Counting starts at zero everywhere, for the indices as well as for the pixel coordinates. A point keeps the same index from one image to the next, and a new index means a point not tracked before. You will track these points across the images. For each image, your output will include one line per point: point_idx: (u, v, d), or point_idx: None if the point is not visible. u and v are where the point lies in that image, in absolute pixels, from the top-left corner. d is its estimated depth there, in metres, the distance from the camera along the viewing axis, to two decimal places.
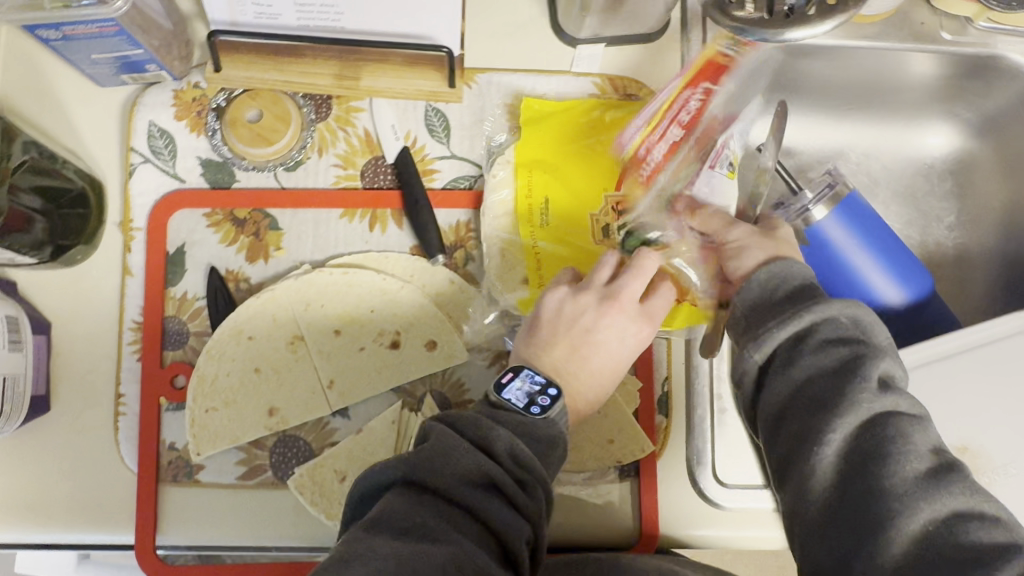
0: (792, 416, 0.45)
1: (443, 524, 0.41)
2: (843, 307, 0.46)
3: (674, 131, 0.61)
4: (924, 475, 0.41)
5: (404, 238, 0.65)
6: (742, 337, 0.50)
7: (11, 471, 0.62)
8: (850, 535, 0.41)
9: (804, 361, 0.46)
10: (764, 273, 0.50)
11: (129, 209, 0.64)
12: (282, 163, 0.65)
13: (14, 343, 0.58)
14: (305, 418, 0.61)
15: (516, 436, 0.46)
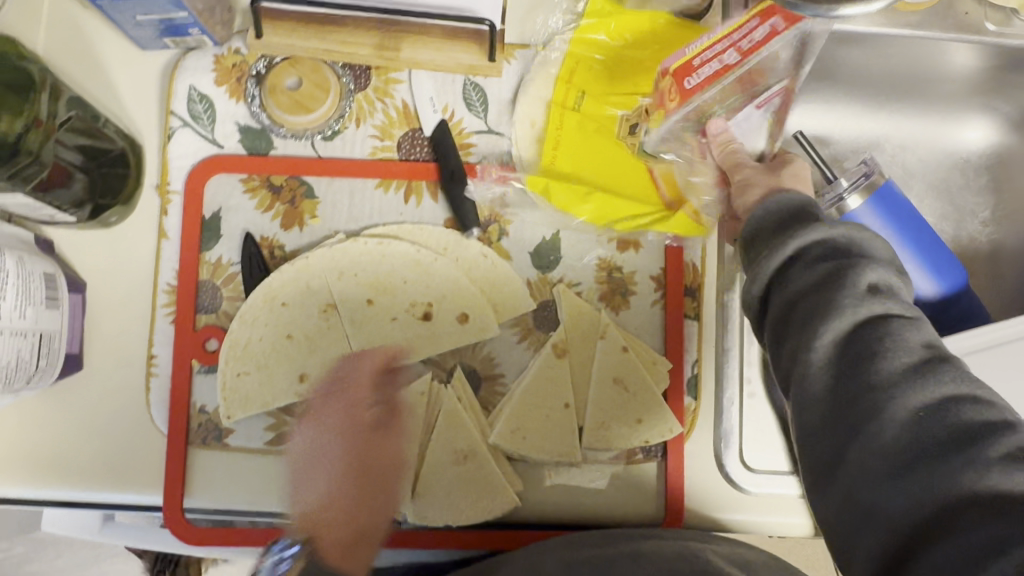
0: (789, 328, 0.43)
1: None
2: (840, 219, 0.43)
3: (729, 56, 0.51)
4: (915, 369, 0.39)
5: (439, 211, 0.65)
6: (749, 253, 0.47)
7: (42, 427, 0.62)
8: (845, 432, 0.39)
9: (797, 275, 0.43)
10: (782, 199, 0.47)
11: (166, 172, 0.64)
12: (320, 132, 0.65)
13: (51, 301, 0.58)
14: None
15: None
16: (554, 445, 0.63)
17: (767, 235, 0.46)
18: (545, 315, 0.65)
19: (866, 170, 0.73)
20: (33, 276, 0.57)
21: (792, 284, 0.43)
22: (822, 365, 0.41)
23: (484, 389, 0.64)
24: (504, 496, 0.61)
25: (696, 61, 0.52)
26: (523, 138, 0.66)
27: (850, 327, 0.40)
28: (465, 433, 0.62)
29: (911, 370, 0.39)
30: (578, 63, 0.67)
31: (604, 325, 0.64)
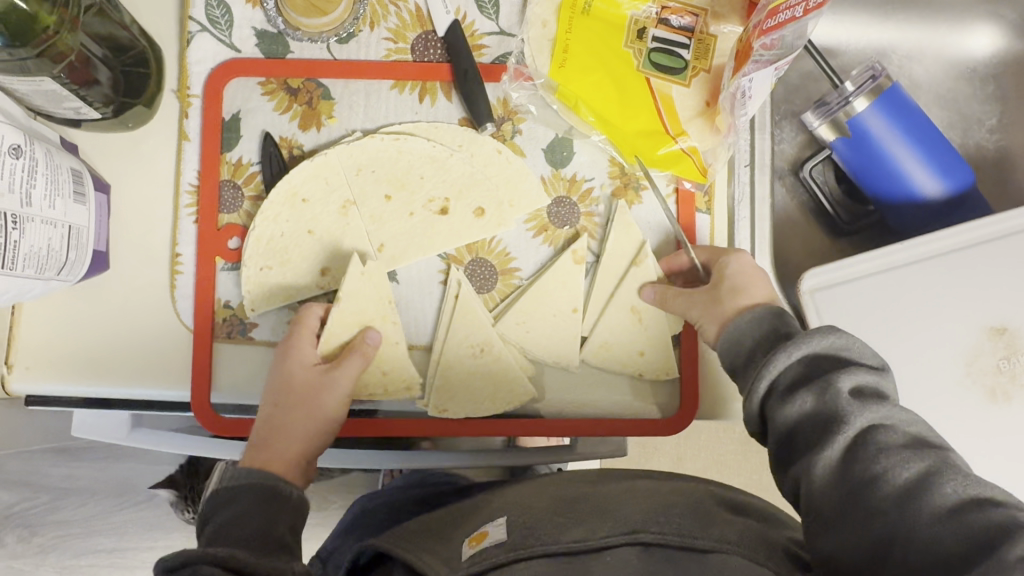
0: (801, 437, 0.44)
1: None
2: (827, 331, 0.46)
3: (796, 11, 0.55)
4: (908, 449, 0.40)
5: (453, 110, 0.66)
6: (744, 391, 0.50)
7: (71, 324, 0.64)
8: (860, 538, 0.40)
9: (794, 395, 0.45)
10: (741, 328, 0.53)
11: (186, 76, 0.65)
12: (334, 35, 0.66)
13: (78, 196, 0.60)
14: (356, 280, 0.63)
15: (256, 508, 0.51)
16: (566, 334, 0.64)
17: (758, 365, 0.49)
18: (560, 211, 0.66)
19: (873, 74, 0.74)
20: (61, 169, 0.58)
21: (780, 414, 0.45)
22: (821, 476, 0.42)
23: (499, 283, 0.65)
24: (520, 389, 0.63)
25: (780, 9, 0.54)
26: (535, 37, 0.66)
27: (848, 447, 0.42)
28: (479, 326, 0.63)
29: (906, 455, 0.40)
30: None
31: (641, 250, 0.65)
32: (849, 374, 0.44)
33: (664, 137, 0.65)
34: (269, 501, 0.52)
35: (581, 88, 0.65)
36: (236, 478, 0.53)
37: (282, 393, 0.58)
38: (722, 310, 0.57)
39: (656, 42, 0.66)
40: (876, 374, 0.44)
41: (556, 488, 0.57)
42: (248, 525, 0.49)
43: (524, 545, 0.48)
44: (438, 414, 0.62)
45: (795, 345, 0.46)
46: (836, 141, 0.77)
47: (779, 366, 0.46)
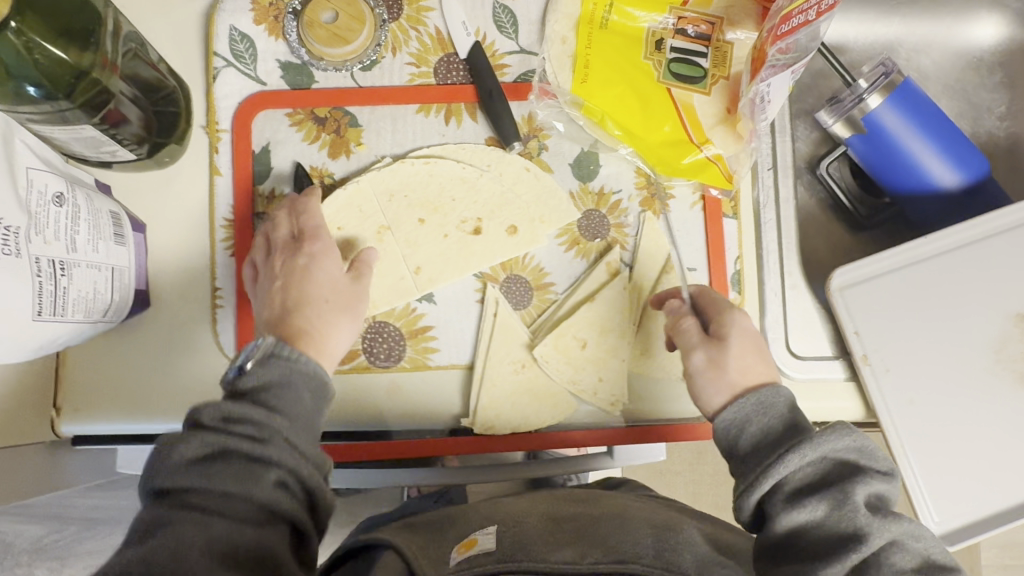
0: (807, 545, 0.44)
1: (270, 463, 0.43)
2: (842, 433, 0.47)
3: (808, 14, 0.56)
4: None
5: (479, 130, 0.67)
6: (740, 479, 0.50)
7: (115, 365, 0.65)
8: None
9: (804, 502, 0.45)
10: (750, 404, 0.53)
11: (214, 112, 0.66)
12: (358, 62, 0.67)
13: (118, 238, 0.61)
14: (395, 304, 0.64)
15: (305, 396, 0.49)
16: (602, 344, 0.65)
17: (760, 458, 0.49)
18: (590, 224, 0.67)
19: (885, 69, 0.75)
20: (101, 213, 0.59)
21: (788, 517, 0.45)
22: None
23: (534, 299, 0.66)
24: (562, 402, 0.64)
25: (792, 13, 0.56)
26: (556, 54, 0.67)
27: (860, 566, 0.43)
28: (519, 342, 0.65)
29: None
30: None
31: (671, 258, 0.66)
32: (863, 484, 0.45)
33: (689, 145, 0.67)
34: (319, 399, 0.50)
35: (605, 103, 0.66)
36: (285, 368, 0.49)
37: (330, 287, 0.57)
38: (729, 384, 0.55)
39: (674, 53, 0.67)
40: (883, 484, 0.46)
41: (549, 506, 0.59)
42: (305, 408, 0.48)
43: (512, 557, 0.50)
44: (484, 432, 0.63)
45: (811, 445, 0.47)
46: (851, 138, 0.78)
47: (789, 467, 0.47)
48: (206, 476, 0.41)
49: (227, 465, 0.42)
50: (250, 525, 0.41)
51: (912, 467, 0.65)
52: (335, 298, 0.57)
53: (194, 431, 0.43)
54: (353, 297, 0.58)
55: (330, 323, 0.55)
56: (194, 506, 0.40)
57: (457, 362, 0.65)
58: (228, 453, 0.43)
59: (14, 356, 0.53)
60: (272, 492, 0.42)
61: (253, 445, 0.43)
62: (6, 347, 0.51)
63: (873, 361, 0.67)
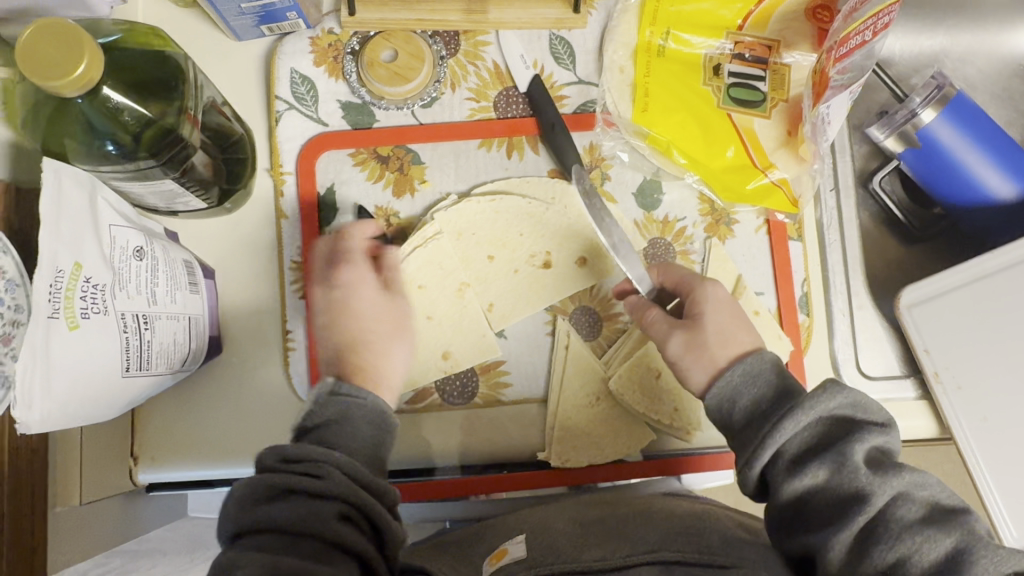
0: (815, 512, 0.44)
1: (330, 500, 0.42)
2: (833, 392, 0.46)
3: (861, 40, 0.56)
4: (928, 524, 0.41)
5: (541, 162, 0.68)
6: (739, 452, 0.49)
7: (193, 411, 0.65)
8: None
9: (804, 468, 0.44)
10: (734, 379, 0.51)
11: (278, 155, 0.66)
12: (419, 99, 0.67)
13: (192, 286, 0.61)
14: (473, 346, 0.64)
15: (364, 433, 0.48)
16: None
17: (755, 428, 0.48)
18: (656, 252, 0.67)
19: (938, 83, 0.75)
20: (176, 263, 0.59)
21: (790, 487, 0.45)
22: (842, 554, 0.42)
23: (604, 330, 0.66)
24: (640, 432, 0.64)
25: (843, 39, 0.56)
26: (614, 83, 0.67)
27: (868, 527, 0.42)
28: (593, 375, 0.64)
29: (930, 533, 0.40)
30: (659, 2, 0.68)
31: (740, 283, 0.66)
32: (859, 440, 0.44)
33: (753, 170, 0.66)
34: (378, 431, 0.49)
35: (668, 136, 0.66)
36: (343, 400, 0.49)
37: (372, 317, 0.56)
38: (710, 360, 0.53)
39: (732, 78, 0.67)
40: (879, 437, 0.44)
41: (572, 512, 0.56)
42: (363, 439, 0.47)
43: (545, 561, 0.47)
44: (562, 465, 0.63)
45: (802, 410, 0.46)
46: (905, 153, 0.78)
47: (783, 436, 0.46)
48: (271, 518, 0.41)
49: (289, 505, 0.41)
50: (318, 562, 0.40)
51: (988, 483, 0.65)
52: (381, 325, 0.56)
53: (258, 475, 0.43)
54: (395, 322, 0.57)
55: (382, 351, 0.55)
56: (260, 548, 0.40)
57: (532, 396, 0.65)
58: (289, 493, 0.42)
59: (107, 413, 0.53)
60: (335, 524, 0.41)
61: (313, 480, 0.43)
62: (98, 407, 0.51)
63: (944, 378, 0.67)
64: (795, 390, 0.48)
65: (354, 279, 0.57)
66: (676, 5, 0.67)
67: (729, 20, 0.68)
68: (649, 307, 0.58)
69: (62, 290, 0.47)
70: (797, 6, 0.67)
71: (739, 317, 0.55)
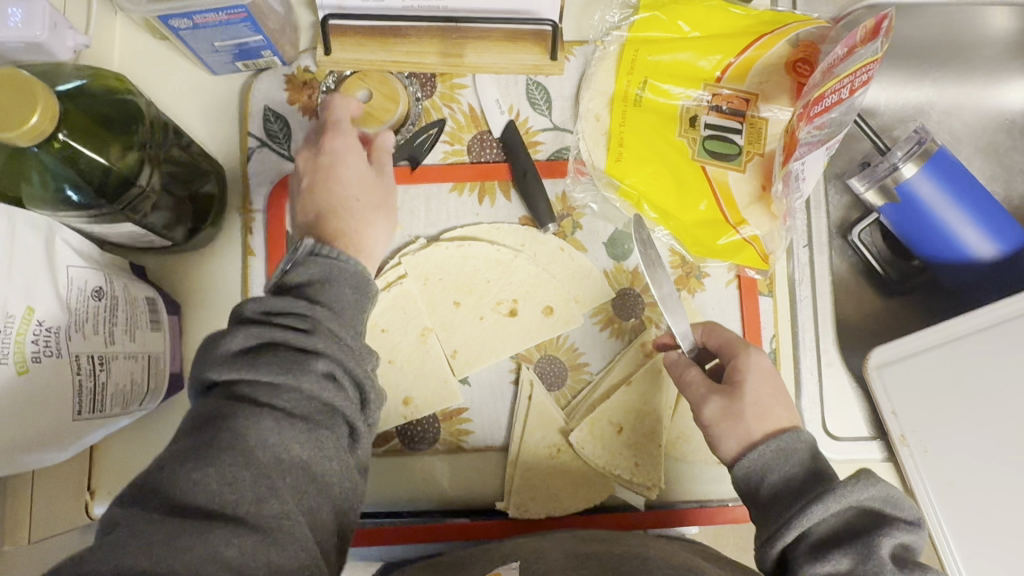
0: None
1: (315, 356, 0.41)
2: (868, 482, 0.45)
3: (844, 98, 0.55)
4: None
5: (513, 209, 0.67)
6: (760, 526, 0.48)
7: (153, 446, 0.65)
8: None
9: (829, 555, 0.44)
10: (770, 454, 0.50)
11: (248, 192, 0.66)
12: (391, 140, 0.66)
13: (153, 323, 0.61)
14: (434, 393, 0.64)
15: (349, 291, 0.46)
16: (639, 428, 0.64)
17: (781, 506, 0.47)
18: (625, 304, 0.67)
19: (919, 138, 0.74)
20: (137, 301, 0.59)
21: (813, 571, 0.44)
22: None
23: (569, 380, 0.66)
24: (600, 485, 0.63)
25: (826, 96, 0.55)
26: (590, 131, 0.67)
27: None
28: (554, 426, 0.64)
29: None
30: (638, 50, 0.67)
31: None
32: (890, 535, 0.43)
33: (724, 226, 0.66)
34: (362, 294, 0.47)
35: (640, 185, 0.66)
36: (324, 255, 0.46)
37: (359, 184, 0.54)
38: (744, 430, 0.52)
39: (708, 130, 0.66)
40: (910, 535, 0.44)
41: (570, 542, 0.55)
42: (349, 303, 0.45)
43: None
44: (520, 515, 0.63)
45: (836, 494, 0.45)
46: (884, 207, 0.77)
47: (812, 519, 0.45)
48: (254, 366, 0.40)
49: (272, 355, 0.41)
50: (299, 416, 0.40)
51: (951, 551, 0.64)
52: (364, 197, 0.54)
53: (240, 324, 0.42)
54: (376, 200, 0.55)
55: (362, 221, 0.53)
56: (245, 397, 0.40)
57: (493, 444, 0.65)
58: (273, 345, 0.41)
59: (58, 454, 0.53)
60: (319, 380, 0.41)
61: (297, 333, 0.41)
62: (48, 449, 0.51)
63: (910, 442, 0.66)
64: (827, 473, 0.48)
65: (342, 148, 0.54)
66: (654, 55, 0.67)
67: (707, 72, 0.67)
68: (689, 366, 0.57)
69: (13, 334, 0.47)
70: (776, 60, 0.67)
71: (778, 391, 0.54)
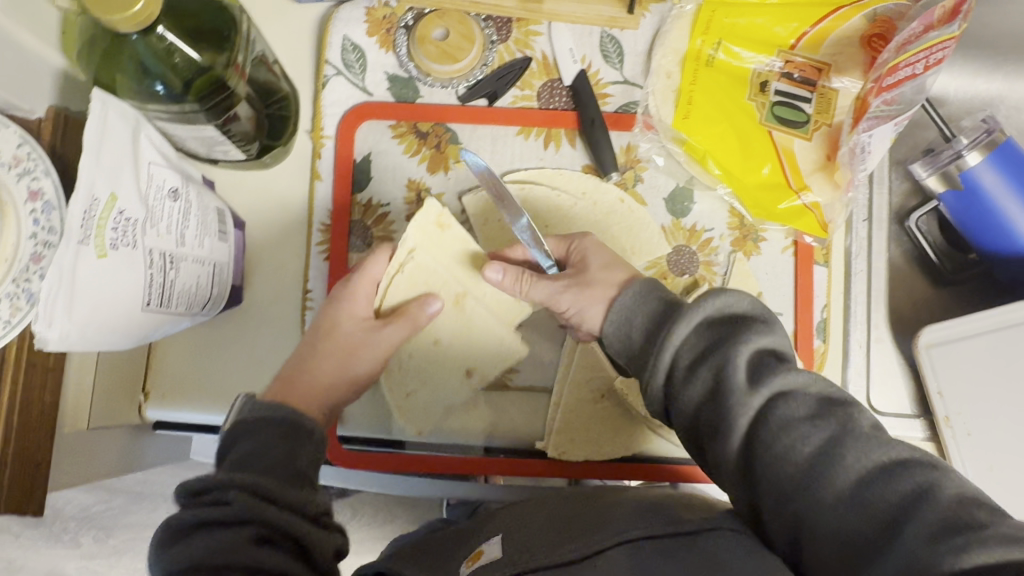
0: (707, 420, 0.46)
1: (245, 520, 0.40)
2: (712, 299, 0.48)
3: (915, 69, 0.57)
4: (808, 420, 0.42)
5: (577, 156, 0.68)
6: (641, 369, 0.51)
7: (206, 355, 0.67)
8: (780, 515, 0.41)
9: (689, 382, 0.47)
10: (625, 303, 0.53)
11: (320, 118, 0.68)
12: (464, 81, 0.68)
13: (221, 234, 0.62)
14: (497, 363, 0.65)
15: (276, 443, 0.46)
16: None
17: (650, 346, 0.50)
18: (679, 260, 0.67)
19: (987, 126, 0.75)
20: (208, 210, 0.61)
21: (683, 394, 0.47)
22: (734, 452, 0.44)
23: None
24: (638, 431, 0.65)
25: (902, 63, 0.56)
26: (660, 88, 0.68)
27: (751, 429, 0.43)
28: (601, 373, 0.65)
29: (805, 428, 0.42)
30: (714, 11, 0.67)
31: (760, 300, 0.66)
32: (735, 343, 0.45)
33: (786, 190, 0.66)
34: (294, 440, 0.47)
35: (704, 143, 0.67)
36: (255, 409, 0.48)
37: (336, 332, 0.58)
38: (603, 292, 0.56)
39: (778, 96, 0.67)
40: (759, 337, 0.46)
41: (551, 507, 0.54)
42: (279, 449, 0.46)
43: (515, 559, 0.47)
44: (559, 455, 0.64)
45: (682, 322, 0.48)
46: (945, 194, 0.77)
47: (673, 348, 0.48)
48: (193, 553, 0.38)
49: (209, 537, 0.39)
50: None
51: None
52: (333, 346, 0.57)
53: (169, 522, 0.40)
54: (346, 347, 0.57)
55: (317, 367, 0.56)
56: None
57: (538, 384, 0.66)
58: (206, 525, 0.39)
59: (125, 343, 0.55)
60: (256, 545, 0.39)
61: (222, 508, 0.40)
62: (118, 335, 0.53)
63: (954, 423, 0.66)
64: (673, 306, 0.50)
65: (338, 306, 0.59)
66: (733, 15, 0.67)
67: (783, 39, 0.67)
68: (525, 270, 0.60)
69: (95, 219, 0.48)
70: (855, 32, 0.66)
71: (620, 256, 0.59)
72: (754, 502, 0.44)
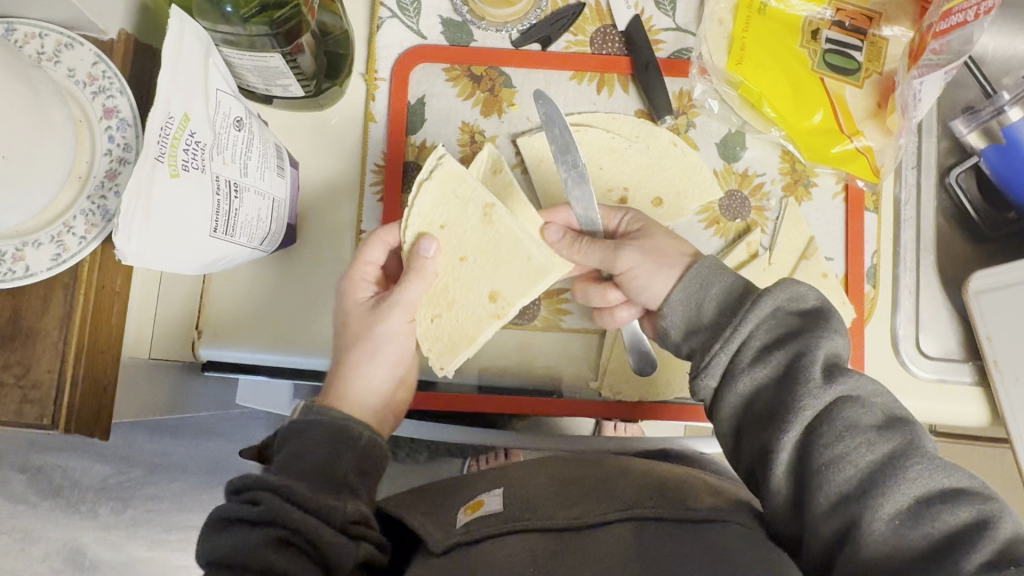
0: (763, 414, 0.46)
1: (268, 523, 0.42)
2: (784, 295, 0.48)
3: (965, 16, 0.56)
4: (873, 429, 0.42)
5: (630, 101, 0.69)
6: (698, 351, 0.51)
7: (250, 294, 0.66)
8: (823, 519, 0.42)
9: (750, 375, 0.47)
10: (693, 281, 0.52)
11: (375, 60, 0.68)
12: (518, 25, 0.69)
13: (279, 170, 0.62)
14: (528, 288, 0.58)
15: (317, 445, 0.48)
16: None
17: (717, 329, 0.50)
18: (732, 204, 0.68)
19: None
20: (269, 144, 0.61)
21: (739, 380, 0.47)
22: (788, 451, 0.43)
23: None
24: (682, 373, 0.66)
25: None
26: (710, 32, 0.67)
27: (815, 429, 0.43)
28: None
29: (871, 437, 0.42)
30: None
31: (812, 245, 0.67)
32: (808, 345, 0.45)
33: (839, 135, 0.66)
34: (333, 444, 0.48)
35: (759, 88, 0.66)
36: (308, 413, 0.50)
37: (352, 322, 0.57)
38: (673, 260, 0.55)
39: (830, 44, 0.67)
40: (829, 341, 0.46)
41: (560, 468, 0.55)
42: (314, 452, 0.47)
43: (520, 517, 0.48)
44: (612, 397, 0.65)
45: (764, 303, 0.47)
46: (987, 149, 0.77)
47: (745, 332, 0.47)
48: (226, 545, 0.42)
49: (235, 536, 0.42)
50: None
51: None
52: (352, 337, 0.56)
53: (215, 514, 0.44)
54: (362, 336, 0.56)
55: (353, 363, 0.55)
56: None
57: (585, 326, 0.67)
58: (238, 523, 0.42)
59: (189, 269, 0.54)
60: (273, 548, 0.41)
61: (252, 508, 0.43)
62: (187, 258, 0.52)
63: (1003, 367, 0.64)
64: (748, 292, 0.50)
65: (350, 298, 0.58)
66: None
67: None
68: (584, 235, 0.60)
69: (169, 137, 0.48)
70: None
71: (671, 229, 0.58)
72: (797, 504, 0.44)
